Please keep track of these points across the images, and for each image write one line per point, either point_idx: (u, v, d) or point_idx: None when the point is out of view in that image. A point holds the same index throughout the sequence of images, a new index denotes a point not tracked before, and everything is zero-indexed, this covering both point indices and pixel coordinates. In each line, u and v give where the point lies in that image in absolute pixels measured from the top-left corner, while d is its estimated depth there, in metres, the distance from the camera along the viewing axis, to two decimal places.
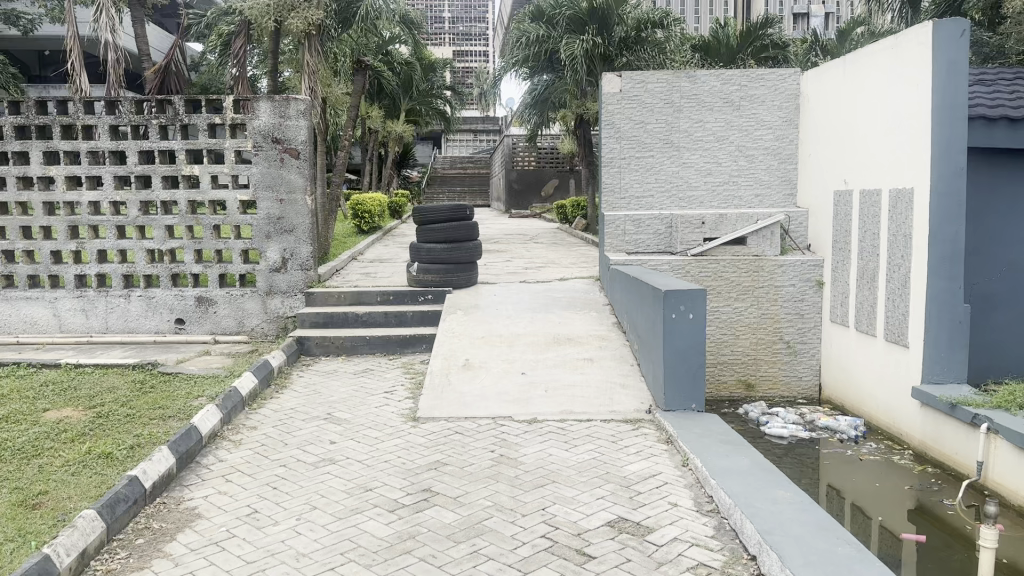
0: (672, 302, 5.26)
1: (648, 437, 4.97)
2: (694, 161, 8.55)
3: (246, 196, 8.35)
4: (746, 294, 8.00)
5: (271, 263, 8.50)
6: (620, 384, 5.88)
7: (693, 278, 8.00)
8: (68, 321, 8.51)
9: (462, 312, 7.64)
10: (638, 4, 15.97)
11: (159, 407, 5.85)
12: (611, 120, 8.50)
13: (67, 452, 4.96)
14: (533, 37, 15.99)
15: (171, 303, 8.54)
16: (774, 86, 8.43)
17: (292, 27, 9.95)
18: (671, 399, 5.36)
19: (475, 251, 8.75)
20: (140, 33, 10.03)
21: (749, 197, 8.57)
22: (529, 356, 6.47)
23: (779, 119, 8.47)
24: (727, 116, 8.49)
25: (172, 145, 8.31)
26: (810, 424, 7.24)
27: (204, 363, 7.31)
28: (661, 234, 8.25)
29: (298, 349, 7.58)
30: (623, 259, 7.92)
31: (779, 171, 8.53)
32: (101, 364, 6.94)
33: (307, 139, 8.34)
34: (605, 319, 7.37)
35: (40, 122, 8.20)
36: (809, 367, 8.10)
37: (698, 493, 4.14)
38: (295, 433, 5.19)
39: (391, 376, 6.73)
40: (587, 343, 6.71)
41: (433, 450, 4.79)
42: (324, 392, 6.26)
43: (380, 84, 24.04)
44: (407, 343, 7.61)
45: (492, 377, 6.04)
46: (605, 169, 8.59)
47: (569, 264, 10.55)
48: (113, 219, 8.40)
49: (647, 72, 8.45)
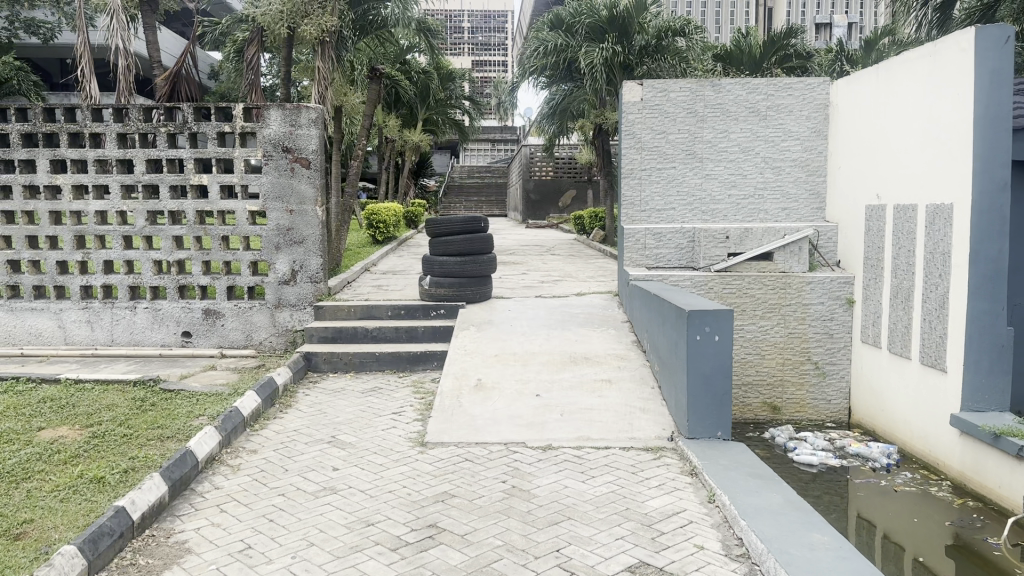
0: (696, 323, 4.96)
1: (671, 469, 4.66)
2: (718, 173, 8.24)
3: (255, 206, 8.13)
4: (772, 312, 7.67)
5: (280, 275, 8.26)
6: (640, 408, 5.56)
7: (716, 295, 7.68)
8: (73, 333, 8.31)
9: (475, 329, 7.36)
10: (659, 13, 15.71)
11: (159, 427, 5.60)
12: (632, 130, 8.20)
13: (57, 475, 4.71)
14: (552, 46, 15.80)
15: (178, 316, 8.32)
16: (802, 95, 8.12)
17: (306, 33, 9.75)
18: (695, 427, 5.04)
19: (490, 265, 8.46)
20: (152, 40, 9.87)
21: (776, 211, 8.24)
22: (544, 376, 6.17)
23: (807, 130, 8.14)
24: (753, 126, 8.17)
25: (181, 154, 8.10)
26: (840, 451, 6.88)
27: (209, 379, 7.05)
28: (683, 249, 7.95)
29: (306, 365, 7.33)
30: (643, 274, 7.62)
31: (807, 183, 8.20)
32: (102, 380, 6.69)
33: (318, 148, 8.12)
34: (624, 337, 7.06)
35: (47, 129, 8.03)
36: (838, 390, 7.74)
37: (725, 533, 3.83)
38: (296, 458, 4.93)
39: (400, 396, 6.45)
40: (605, 363, 6.40)
41: (441, 480, 4.50)
42: (330, 413, 5.99)
43: (398, 93, 23.91)
44: (418, 360, 7.33)
45: (505, 399, 5.75)
46: (625, 180, 8.30)
47: (586, 278, 10.25)
48: (120, 229, 8.21)
49: (669, 80, 8.15)
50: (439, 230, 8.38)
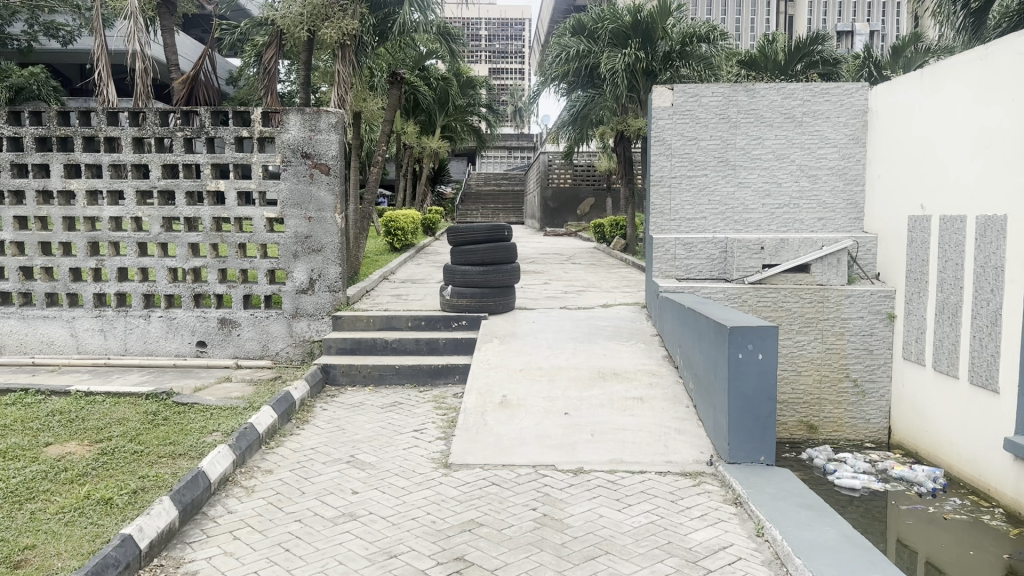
0: (738, 340, 4.66)
1: (712, 497, 4.36)
2: (752, 181, 7.94)
3: (273, 213, 7.91)
4: (809, 327, 7.35)
5: (298, 284, 8.03)
6: (675, 428, 5.26)
7: (750, 307, 7.34)
8: (86, 342, 8.13)
9: (499, 341, 7.09)
10: (683, 18, 15.42)
11: (170, 444, 5.36)
12: (661, 136, 7.91)
13: (63, 496, 4.47)
14: (574, 53, 15.58)
15: (193, 325, 8.11)
16: (840, 101, 7.80)
17: (326, 37, 9.55)
18: (736, 451, 4.74)
19: (512, 274, 8.14)
20: (170, 43, 9.70)
21: (811, 221, 7.93)
22: (573, 393, 5.88)
23: (845, 137, 7.82)
24: (789, 133, 7.87)
25: (197, 159, 7.90)
26: (882, 474, 6.51)
27: (224, 392, 6.80)
28: (715, 260, 7.68)
29: (323, 377, 7.08)
30: (673, 285, 7.32)
31: (845, 193, 7.88)
32: (113, 393, 6.46)
33: (338, 154, 7.89)
34: (654, 352, 6.76)
35: (61, 133, 7.85)
36: (878, 409, 7.41)
37: (778, 572, 3.52)
38: (314, 479, 4.66)
39: (421, 412, 6.18)
40: (636, 379, 6.11)
41: (468, 506, 4.22)
42: (349, 429, 5.73)
43: (416, 99, 23.76)
44: (439, 373, 7.06)
45: (533, 417, 5.47)
46: (654, 188, 8.01)
47: (611, 289, 9.96)
48: (134, 235, 8.01)
49: (701, 85, 7.85)
50: (461, 238, 8.11)
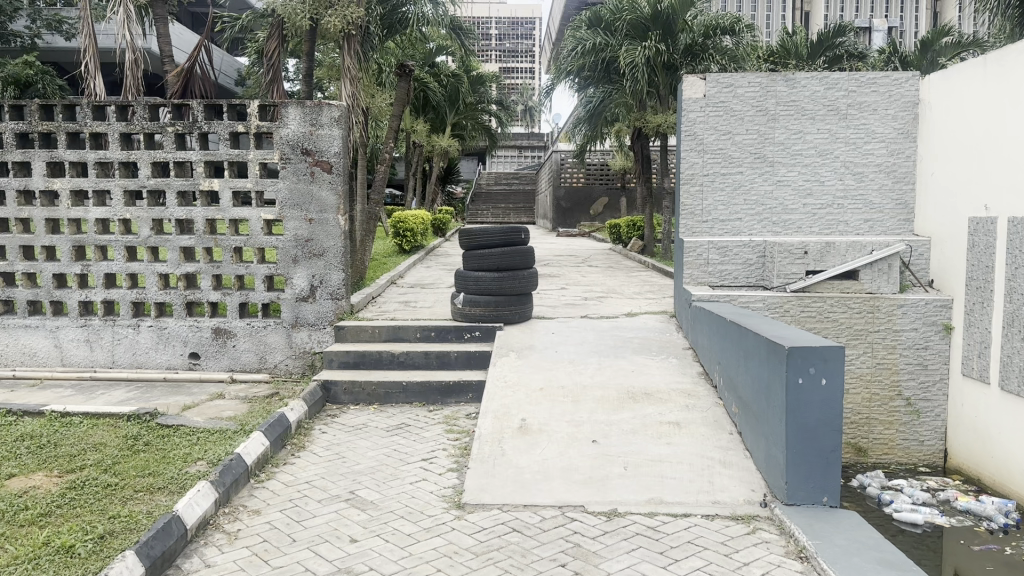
0: (799, 364, 4.06)
1: (773, 551, 3.70)
2: (792, 179, 7.27)
3: (271, 214, 7.32)
4: (858, 340, 6.72)
5: (298, 291, 7.42)
6: (720, 461, 4.62)
7: (793, 318, 6.74)
8: (70, 353, 7.54)
9: (516, 355, 6.45)
10: (704, 11, 14.74)
11: (148, 476, 4.75)
12: (693, 130, 7.25)
13: (20, 542, 3.86)
14: (590, 46, 15.00)
15: (185, 335, 7.52)
16: (888, 92, 7.13)
17: (329, 26, 8.96)
18: (795, 492, 4.13)
19: (531, 281, 7.51)
20: (163, 33, 9.11)
21: (857, 222, 7.26)
22: (600, 416, 5.23)
23: (893, 131, 7.15)
24: (832, 127, 7.20)
25: (189, 156, 7.30)
26: (945, 506, 5.80)
27: (214, 411, 6.20)
28: (752, 265, 7.06)
29: (324, 396, 6.46)
30: (707, 293, 6.67)
31: (894, 192, 7.22)
32: (91, 414, 5.85)
33: (341, 150, 7.28)
34: (688, 368, 6.12)
35: (43, 129, 7.28)
36: (933, 430, 6.78)
37: None
38: (308, 523, 4.05)
39: (431, 437, 5.56)
40: (670, 401, 5.46)
41: (485, 560, 3.59)
42: (351, 457, 5.11)
43: (426, 96, 23.14)
44: (450, 391, 6.44)
45: (556, 447, 4.81)
46: (685, 187, 7.33)
47: (635, 295, 9.31)
48: (121, 238, 7.42)
49: (737, 74, 7.18)
50: (474, 240, 7.46)
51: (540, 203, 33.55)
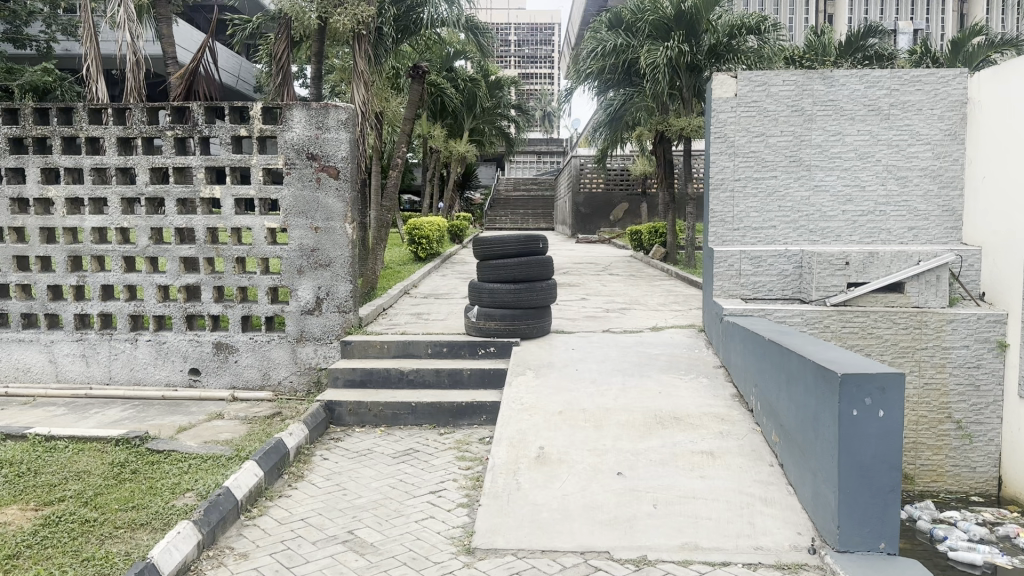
0: (852, 393, 3.61)
1: None
2: (830, 184, 6.77)
3: (275, 222, 6.93)
4: (903, 358, 6.24)
5: (303, 304, 7.02)
6: (761, 499, 4.14)
7: (834, 334, 6.25)
8: (66, 369, 7.19)
9: (533, 374, 6.00)
10: (729, 10, 14.18)
11: (131, 510, 4.33)
12: (723, 132, 6.77)
13: None
14: (611, 47, 14.53)
15: (185, 350, 7.13)
16: (933, 90, 6.63)
17: (339, 25, 8.56)
18: (848, 537, 3.65)
19: (550, 293, 7.05)
20: (167, 35, 8.78)
21: (900, 230, 6.76)
22: (625, 445, 4.76)
23: (939, 132, 6.65)
24: (873, 128, 6.70)
25: (188, 161, 6.93)
26: (1004, 543, 5.27)
27: (211, 434, 5.80)
28: (788, 276, 6.59)
29: (327, 417, 6.06)
30: (740, 307, 6.19)
31: (940, 198, 6.70)
32: (77, 438, 5.46)
33: (349, 155, 6.88)
34: (720, 389, 5.63)
35: (37, 133, 6.94)
36: (986, 455, 6.28)
37: None
38: (299, 571, 3.61)
39: (441, 465, 5.12)
40: (703, 427, 4.98)
41: None
42: (352, 489, 4.68)
43: (443, 100, 22.77)
44: (462, 413, 6.00)
45: (577, 480, 4.34)
46: (714, 193, 6.85)
47: (659, 307, 8.83)
48: (119, 248, 7.06)
49: (771, 72, 6.69)
50: (489, 250, 7.01)
51: (557, 207, 34.47)
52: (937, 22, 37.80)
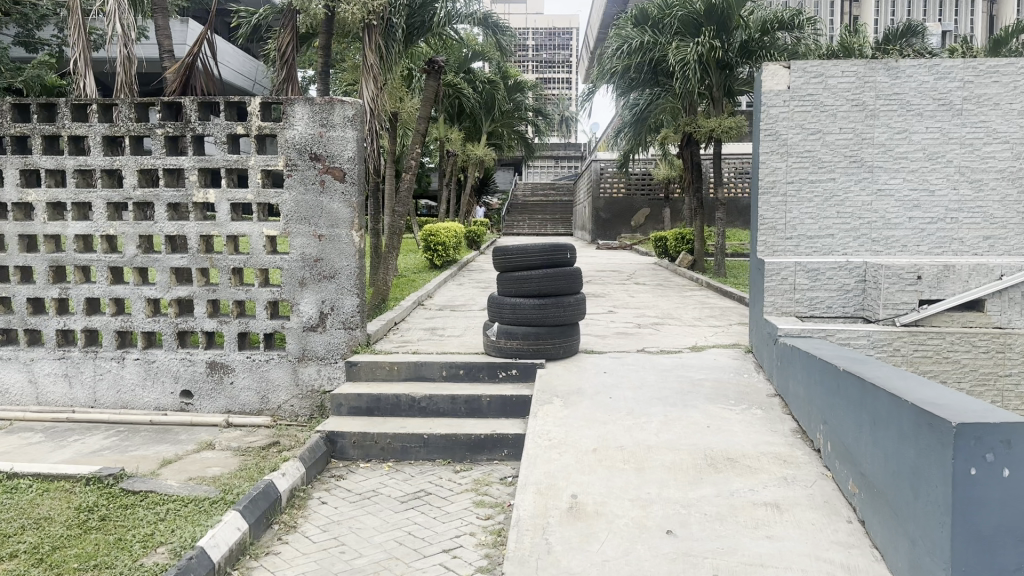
0: (969, 449, 2.85)
1: None
2: (895, 188, 6.01)
3: (274, 229, 6.27)
4: (984, 385, 5.58)
5: (305, 319, 6.36)
6: (845, 568, 3.37)
7: (904, 358, 5.54)
8: (47, 390, 6.57)
9: (562, 402, 5.29)
10: (761, 5, 13.41)
11: (90, 570, 3.57)
12: (773, 128, 6.04)
13: None
14: (636, 45, 13.70)
15: (176, 370, 6.49)
16: (1013, 82, 5.89)
17: (347, 15, 7.88)
18: None
19: (579, 309, 6.35)
20: (164, 26, 8.18)
21: (974, 240, 6.01)
22: (672, 494, 4.04)
23: (1019, 130, 5.90)
24: (944, 124, 5.95)
25: (180, 162, 6.28)
26: None
27: (198, 468, 5.14)
28: (848, 292, 5.99)
29: (329, 451, 5.40)
30: (797, 327, 5.45)
31: (1020, 204, 5.96)
32: (42, 477, 4.81)
33: (356, 155, 6.22)
34: (778, 424, 4.90)
35: (16, 132, 6.34)
36: None
37: None
38: None
39: (456, 512, 4.42)
40: (763, 472, 4.25)
41: None
42: (352, 545, 3.98)
43: (460, 100, 22.08)
44: (480, 446, 5.31)
45: (619, 541, 3.61)
46: (764, 197, 6.11)
47: (695, 322, 8.11)
48: (104, 257, 6.43)
49: (829, 61, 5.95)
50: (511, 262, 6.32)
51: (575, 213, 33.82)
52: (965, 23, 36.71)
